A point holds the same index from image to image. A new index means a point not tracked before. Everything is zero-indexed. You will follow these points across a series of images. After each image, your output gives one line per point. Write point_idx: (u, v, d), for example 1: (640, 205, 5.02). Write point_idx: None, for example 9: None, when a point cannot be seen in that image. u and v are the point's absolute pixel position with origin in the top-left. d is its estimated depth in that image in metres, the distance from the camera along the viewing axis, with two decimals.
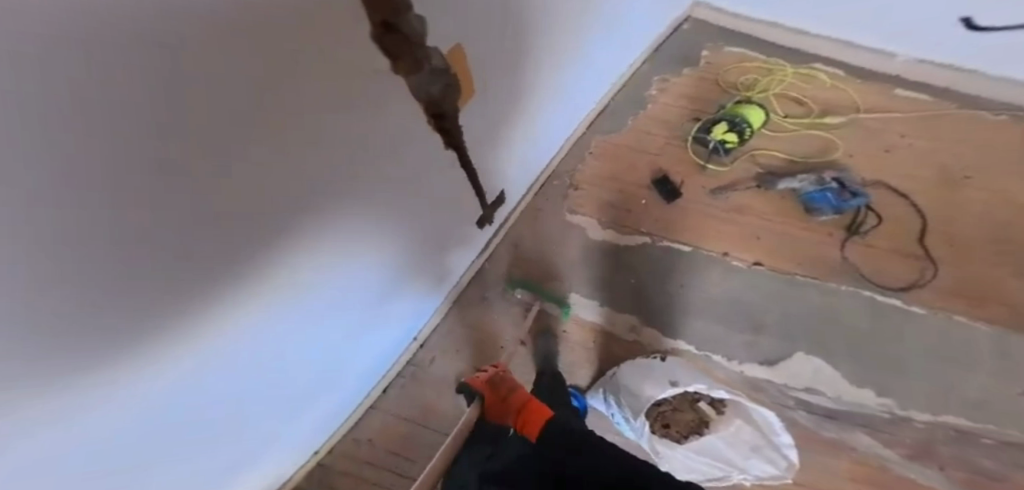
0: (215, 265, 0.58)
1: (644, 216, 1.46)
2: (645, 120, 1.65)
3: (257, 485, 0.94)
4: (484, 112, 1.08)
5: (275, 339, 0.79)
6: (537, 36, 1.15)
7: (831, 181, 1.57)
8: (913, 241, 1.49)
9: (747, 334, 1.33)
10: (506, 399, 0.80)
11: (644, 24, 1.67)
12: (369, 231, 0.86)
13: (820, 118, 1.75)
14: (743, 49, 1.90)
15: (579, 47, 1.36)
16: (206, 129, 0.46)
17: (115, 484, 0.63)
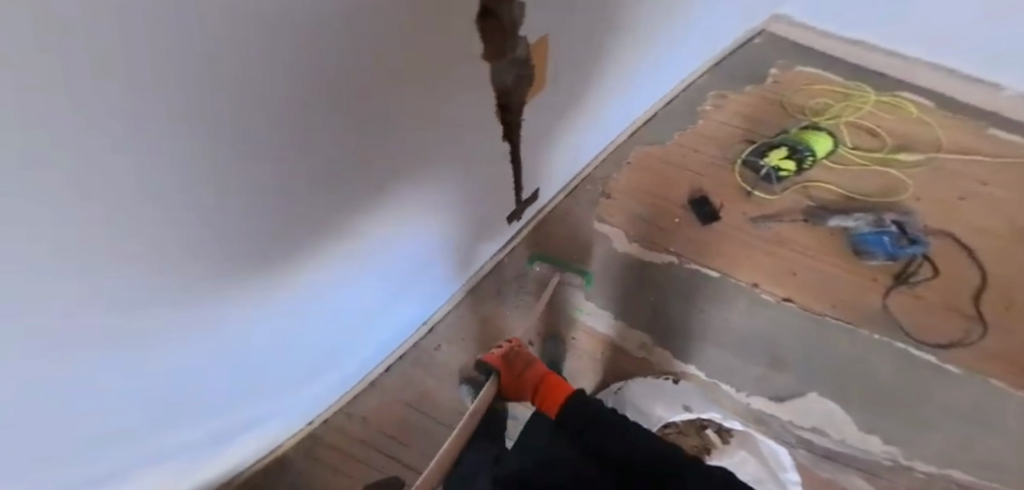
0: (222, 221, 0.53)
1: (676, 235, 1.41)
2: (692, 136, 1.59)
3: (253, 446, 0.92)
4: (552, 107, 1.07)
5: (300, 313, 0.81)
6: (613, 34, 1.14)
7: (890, 225, 1.44)
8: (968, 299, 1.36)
9: (762, 368, 1.26)
10: (523, 378, 0.95)
11: (711, 35, 1.62)
12: (397, 209, 0.85)
13: (893, 153, 1.60)
14: (818, 70, 1.78)
15: (643, 51, 1.33)
16: (232, 71, 0.42)
17: (128, 419, 0.62)
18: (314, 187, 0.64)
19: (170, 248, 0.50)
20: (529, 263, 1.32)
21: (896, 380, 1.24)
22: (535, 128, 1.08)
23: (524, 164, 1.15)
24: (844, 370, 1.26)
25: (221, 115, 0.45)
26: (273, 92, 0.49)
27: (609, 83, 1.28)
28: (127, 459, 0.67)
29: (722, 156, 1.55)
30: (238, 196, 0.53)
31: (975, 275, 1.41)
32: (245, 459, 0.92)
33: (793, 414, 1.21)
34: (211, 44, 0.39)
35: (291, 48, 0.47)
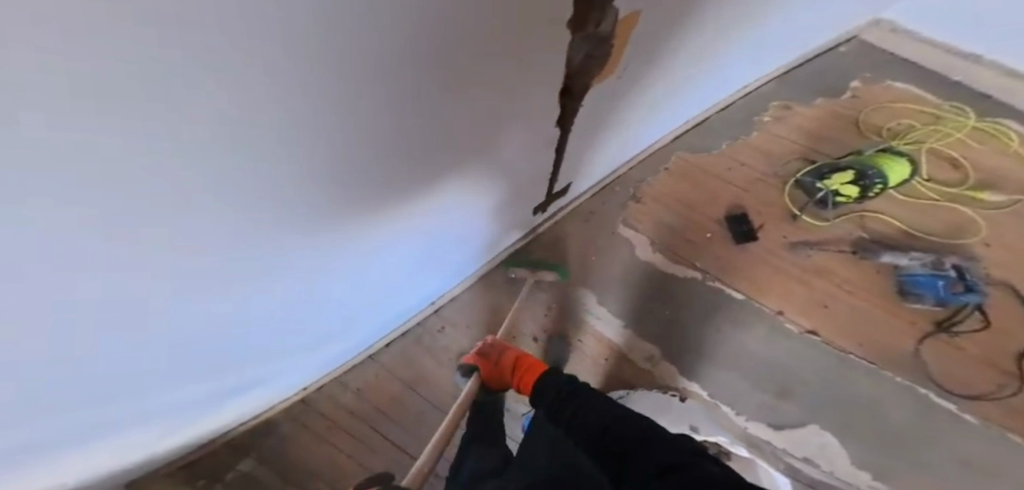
0: (223, 214, 0.51)
1: (705, 251, 1.33)
2: (743, 147, 1.47)
3: (249, 406, 0.95)
4: (612, 93, 0.93)
5: (312, 283, 0.78)
6: (702, 30, 0.99)
7: (949, 269, 1.30)
8: (1012, 357, 1.23)
9: (768, 396, 1.20)
10: (500, 364, 0.97)
11: (797, 38, 1.44)
12: (420, 205, 0.81)
13: (974, 191, 1.41)
14: (910, 86, 1.57)
15: (725, 48, 1.18)
16: (257, 90, 0.39)
17: (135, 375, 0.63)
18: (331, 184, 0.59)
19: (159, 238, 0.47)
20: (507, 267, 1.26)
21: (904, 425, 1.16)
22: (586, 122, 0.97)
23: (568, 153, 1.04)
24: (854, 415, 1.18)
25: (234, 134, 0.42)
26: (297, 116, 0.45)
27: (675, 81, 1.13)
28: (125, 410, 0.69)
29: (772, 173, 1.43)
30: (239, 203, 0.51)
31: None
32: (241, 415, 0.95)
33: (788, 442, 1.16)
34: (230, 74, 0.35)
35: (319, 75, 0.43)
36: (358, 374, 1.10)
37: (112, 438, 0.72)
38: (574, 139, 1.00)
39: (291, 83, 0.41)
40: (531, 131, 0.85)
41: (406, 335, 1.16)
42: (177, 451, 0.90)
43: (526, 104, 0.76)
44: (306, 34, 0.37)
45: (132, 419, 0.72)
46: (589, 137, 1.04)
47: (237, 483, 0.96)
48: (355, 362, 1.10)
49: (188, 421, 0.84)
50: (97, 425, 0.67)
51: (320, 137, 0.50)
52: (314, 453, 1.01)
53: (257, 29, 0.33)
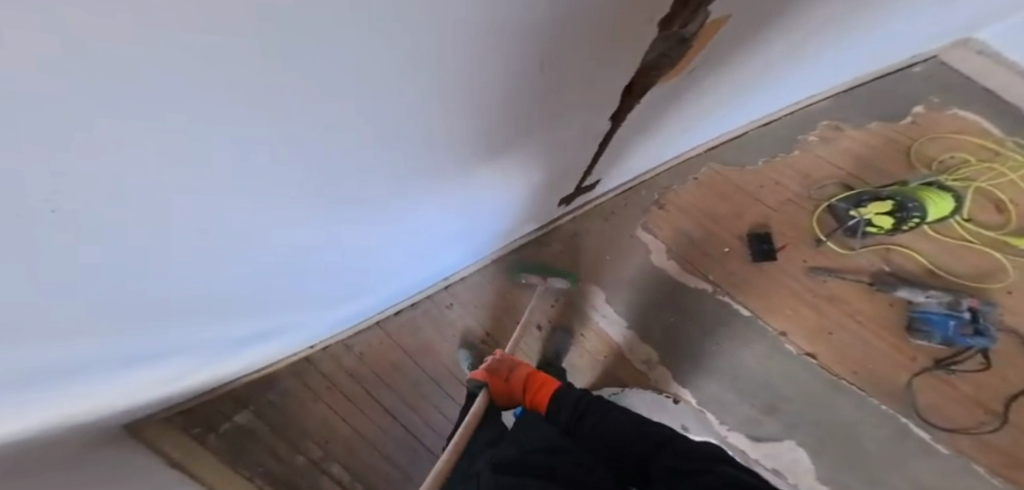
0: (264, 213, 0.50)
1: (721, 265, 1.30)
2: (780, 165, 1.39)
3: (260, 357, 0.98)
4: (667, 98, 0.81)
5: (348, 254, 0.76)
6: (791, 44, 0.87)
7: (966, 310, 1.24)
8: (1003, 400, 1.22)
9: (755, 410, 1.22)
10: (512, 380, 0.97)
11: (882, 54, 1.30)
12: (460, 189, 0.77)
13: (1013, 237, 1.34)
14: (975, 116, 1.46)
15: (805, 60, 1.05)
16: (309, 115, 0.36)
17: (161, 339, 0.64)
18: (378, 180, 0.57)
19: (204, 233, 0.47)
20: (516, 278, 1.23)
21: (878, 449, 1.19)
22: (634, 125, 0.88)
23: (607, 151, 0.97)
24: (830, 438, 1.20)
25: (266, 160, 0.40)
26: (331, 145, 0.43)
27: (745, 82, 0.99)
28: (165, 354, 0.69)
29: (805, 194, 1.37)
30: (266, 209, 0.50)
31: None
32: (251, 365, 0.99)
33: (762, 454, 1.20)
34: (268, 115, 0.34)
35: (356, 115, 0.40)
36: (362, 340, 1.14)
37: (142, 381, 0.74)
38: (619, 134, 0.90)
39: (328, 120, 0.39)
40: (570, 138, 0.78)
41: (415, 307, 1.18)
42: (193, 393, 0.94)
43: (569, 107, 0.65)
44: (349, 82, 0.34)
45: (169, 360, 0.73)
46: (630, 138, 0.97)
47: (231, 434, 1.05)
48: (363, 326, 1.12)
49: (211, 365, 0.87)
50: (128, 375, 0.68)
51: (360, 157, 0.49)
52: (308, 409, 1.10)
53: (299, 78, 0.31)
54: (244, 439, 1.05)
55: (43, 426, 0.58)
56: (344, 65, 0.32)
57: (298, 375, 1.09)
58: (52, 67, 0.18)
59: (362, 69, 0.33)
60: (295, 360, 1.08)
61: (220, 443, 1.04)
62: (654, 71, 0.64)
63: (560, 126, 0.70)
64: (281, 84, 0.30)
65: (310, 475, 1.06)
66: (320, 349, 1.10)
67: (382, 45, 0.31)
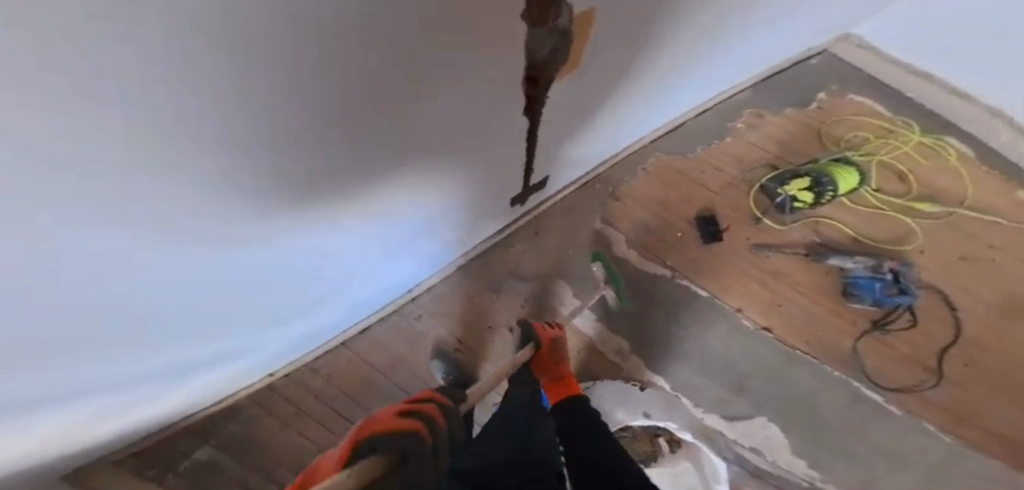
0: (227, 208, 0.53)
1: (676, 249, 1.39)
2: (716, 153, 1.51)
3: (219, 385, 0.96)
4: (581, 90, 0.88)
5: (304, 260, 0.78)
6: (688, 35, 0.97)
7: (887, 272, 1.39)
8: (932, 353, 1.36)
9: (725, 390, 1.28)
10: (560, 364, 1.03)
11: (779, 48, 1.47)
12: (417, 187, 0.81)
13: (915, 202, 1.53)
14: (868, 99, 1.66)
15: (707, 57, 1.18)
16: (263, 95, 0.39)
17: (124, 357, 0.65)
18: (327, 171, 0.58)
19: (173, 227, 0.50)
20: (592, 260, 1.34)
21: (837, 416, 1.28)
22: (564, 113, 0.93)
23: (539, 147, 1.01)
24: (791, 406, 1.28)
25: (216, 150, 0.42)
26: (276, 129, 0.45)
27: (658, 77, 1.09)
28: (117, 379, 0.68)
29: (741, 177, 1.49)
30: (215, 212, 0.52)
31: (950, 328, 1.39)
32: (209, 395, 0.97)
33: (738, 433, 1.25)
34: (212, 91, 0.35)
35: (294, 90, 0.42)
36: (331, 361, 1.12)
37: (104, 410, 0.74)
38: (544, 130, 0.95)
39: (267, 98, 0.40)
40: (505, 131, 0.83)
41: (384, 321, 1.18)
42: (151, 425, 0.92)
43: (494, 91, 0.68)
44: (283, 51, 0.36)
45: (121, 389, 0.72)
46: (561, 133, 1.03)
47: (191, 471, 1.00)
48: (325, 348, 1.12)
49: (166, 393, 0.85)
50: (91, 401, 0.68)
51: (309, 146, 0.51)
52: (276, 439, 1.04)
53: (237, 47, 0.32)
54: (207, 474, 1.00)
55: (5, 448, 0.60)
56: (286, 38, 0.35)
57: (263, 404, 1.06)
58: (40, 48, 0.21)
59: (309, 39, 0.37)
60: (254, 391, 1.06)
61: (180, 481, 0.98)
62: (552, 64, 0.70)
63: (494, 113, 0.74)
64: (218, 51, 0.31)
65: None
66: (280, 377, 1.08)
67: (317, 17, 0.34)
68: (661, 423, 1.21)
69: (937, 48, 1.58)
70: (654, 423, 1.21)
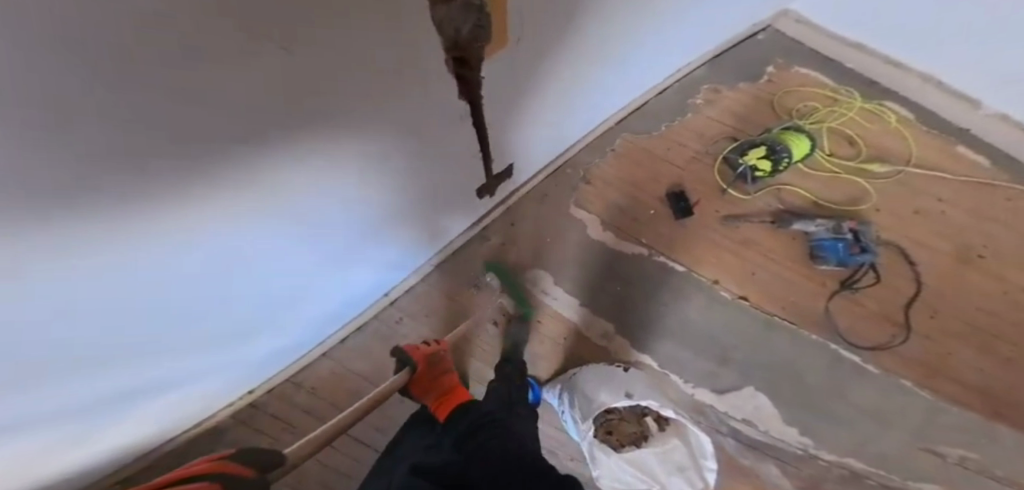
0: (177, 207, 0.56)
1: (650, 227, 1.42)
2: (679, 130, 1.57)
3: (197, 405, 0.97)
4: (514, 69, 0.90)
5: (246, 267, 0.78)
6: (610, 8, 1.02)
7: (847, 232, 1.45)
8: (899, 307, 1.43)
9: (710, 364, 1.32)
10: (437, 379, 0.94)
11: (721, 23, 1.54)
12: (367, 175, 0.83)
13: (865, 163, 1.61)
14: (813, 71, 1.75)
15: (641, 35, 1.23)
16: (191, 80, 0.42)
17: (87, 375, 0.67)
18: (263, 156, 0.60)
19: (127, 232, 0.53)
20: (484, 271, 1.29)
21: (819, 382, 1.34)
22: (509, 91, 0.95)
23: (492, 135, 1.02)
24: (774, 371, 1.33)
25: (153, 160, 0.46)
26: (207, 131, 0.49)
27: (593, 53, 1.12)
28: (63, 411, 0.68)
29: (705, 151, 1.55)
30: (151, 222, 0.55)
31: (912, 283, 1.47)
32: (187, 417, 0.98)
33: (729, 406, 1.31)
34: (140, 95, 0.39)
35: (212, 87, 0.45)
36: (311, 374, 1.13)
37: (72, 433, 0.75)
38: (489, 116, 0.96)
39: (188, 102, 0.44)
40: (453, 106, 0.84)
41: (362, 330, 1.19)
42: (124, 455, 0.92)
43: (429, 52, 0.68)
44: (195, 52, 0.39)
45: (68, 421, 0.72)
46: (512, 121, 1.06)
47: None
48: (306, 361, 1.13)
49: (125, 422, 0.84)
50: (58, 423, 0.70)
51: (235, 142, 0.54)
52: None
53: (146, 57, 0.35)
54: None
55: None
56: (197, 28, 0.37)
57: (247, 422, 1.07)
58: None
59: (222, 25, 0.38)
60: (235, 410, 1.07)
61: None
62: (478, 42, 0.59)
63: (421, 90, 0.75)
64: (128, 64, 0.35)
65: None
66: (260, 394, 1.09)
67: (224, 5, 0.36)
68: (643, 402, 1.15)
69: (875, 28, 1.64)
70: (635, 403, 1.15)
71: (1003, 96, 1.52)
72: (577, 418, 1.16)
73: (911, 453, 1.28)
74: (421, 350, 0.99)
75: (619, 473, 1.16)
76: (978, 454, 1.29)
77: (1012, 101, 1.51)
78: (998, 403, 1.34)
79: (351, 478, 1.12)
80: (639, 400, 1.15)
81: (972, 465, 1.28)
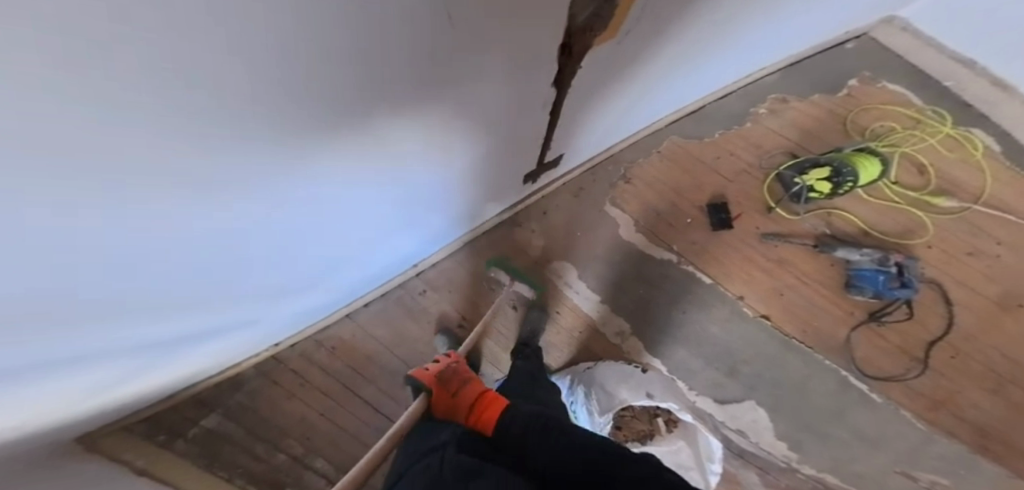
0: (218, 192, 0.57)
1: (685, 235, 1.37)
2: (735, 137, 1.46)
3: (228, 353, 1.03)
4: (609, 60, 0.85)
5: (284, 243, 0.81)
6: (713, 15, 0.92)
7: (893, 265, 1.37)
8: (921, 343, 1.38)
9: (717, 374, 1.32)
10: (456, 395, 0.92)
11: (814, 29, 1.38)
12: (411, 161, 0.81)
13: (931, 196, 1.48)
14: (902, 89, 1.58)
15: (736, 35, 1.11)
16: (244, 82, 0.41)
17: (135, 324, 0.69)
18: (308, 142, 0.59)
19: (167, 219, 0.55)
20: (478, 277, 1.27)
21: (825, 401, 1.33)
22: (586, 84, 0.90)
23: (561, 120, 1.00)
24: (780, 389, 1.33)
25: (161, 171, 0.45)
26: (250, 125, 0.48)
27: (681, 52, 1.02)
28: (117, 354, 0.73)
29: (758, 165, 1.45)
30: (192, 205, 0.56)
31: (943, 323, 1.40)
32: (216, 364, 1.05)
33: (726, 415, 1.32)
34: (186, 103, 0.39)
35: (266, 89, 0.44)
36: (332, 335, 1.20)
37: (119, 373, 0.79)
38: (568, 100, 0.93)
39: (235, 101, 0.43)
40: (517, 91, 0.79)
41: (385, 297, 1.24)
42: (150, 398, 0.99)
43: (510, 51, 0.66)
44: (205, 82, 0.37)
45: (118, 364, 0.77)
46: (582, 107, 1.00)
47: (199, 438, 1.12)
48: (328, 323, 1.19)
49: (162, 368, 0.90)
50: (109, 364, 0.74)
51: (256, 146, 0.53)
52: (283, 409, 1.16)
53: (201, 62, 0.34)
54: (218, 443, 1.12)
55: (33, 407, 0.65)
56: (248, 44, 0.36)
57: (267, 373, 1.16)
58: (29, 76, 0.24)
59: (273, 34, 0.37)
60: (256, 363, 1.15)
61: (190, 446, 1.11)
62: (589, 31, 0.70)
63: (467, 85, 0.69)
64: (176, 76, 0.34)
65: (293, 472, 1.13)
66: (284, 348, 1.16)
67: (284, 13, 0.35)
68: (664, 404, 1.18)
69: (1002, 46, 1.42)
70: (656, 404, 1.19)
71: None
72: (593, 411, 1.18)
73: (886, 473, 1.30)
74: (429, 371, 0.98)
75: None
76: (950, 480, 1.30)
77: None
78: (988, 438, 1.33)
79: (349, 434, 1.17)
80: (659, 401, 1.19)
81: None
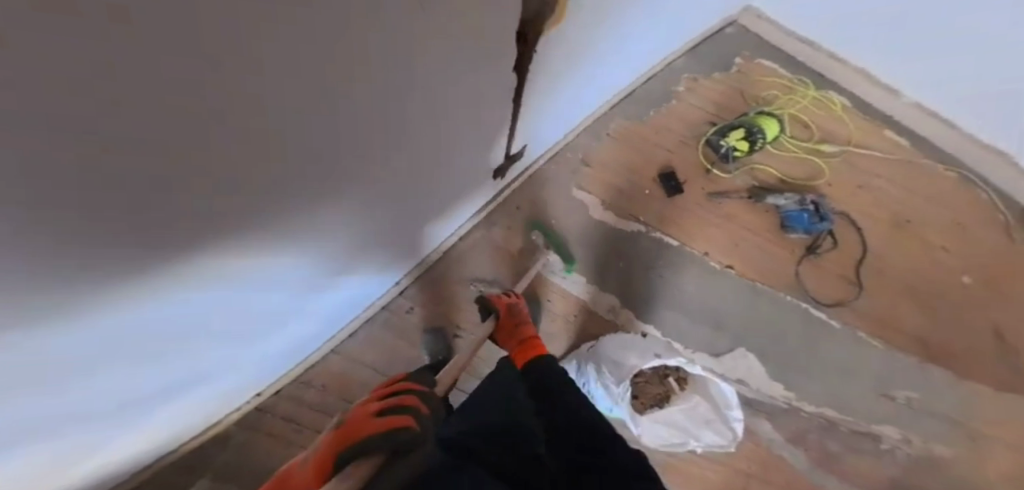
0: (227, 216, 0.61)
1: (647, 205, 1.51)
2: (666, 117, 1.68)
3: (201, 411, 0.97)
4: (554, 40, 0.99)
5: (254, 286, 0.79)
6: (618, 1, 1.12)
7: (810, 204, 1.61)
8: (852, 266, 1.61)
9: (707, 330, 1.43)
10: (516, 329, 1.03)
11: (692, 20, 1.68)
12: (363, 191, 0.84)
13: (817, 145, 1.79)
14: (774, 66, 1.94)
15: (639, 20, 1.33)
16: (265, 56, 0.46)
17: (92, 383, 0.65)
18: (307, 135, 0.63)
19: (167, 251, 0.57)
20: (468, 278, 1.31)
21: (794, 338, 1.48)
22: (540, 63, 1.02)
23: (523, 107, 1.12)
24: (758, 324, 1.47)
25: (180, 181, 0.50)
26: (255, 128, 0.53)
27: (602, 36, 1.20)
28: (77, 417, 0.68)
29: (689, 135, 1.67)
30: (172, 254, 0.59)
31: (859, 245, 1.65)
32: (192, 424, 0.98)
33: (725, 368, 1.41)
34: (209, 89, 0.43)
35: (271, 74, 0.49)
36: (318, 371, 1.16)
37: (74, 445, 0.73)
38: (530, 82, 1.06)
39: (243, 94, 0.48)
40: (492, 77, 0.90)
41: (371, 320, 1.23)
42: (120, 471, 0.92)
43: (472, 41, 0.76)
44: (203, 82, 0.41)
45: (72, 435, 0.71)
46: (535, 94, 1.12)
47: None
48: (311, 362, 1.16)
49: (130, 433, 0.84)
50: (60, 435, 0.68)
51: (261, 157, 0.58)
52: (273, 459, 1.08)
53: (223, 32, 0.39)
54: None
55: None
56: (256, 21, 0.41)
57: (255, 425, 1.09)
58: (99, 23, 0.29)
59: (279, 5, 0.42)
60: (239, 418, 1.09)
61: None
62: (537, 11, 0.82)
63: (448, 71, 0.78)
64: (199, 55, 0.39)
65: None
66: (265, 397, 1.11)
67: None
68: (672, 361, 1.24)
69: (835, 23, 1.82)
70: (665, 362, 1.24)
71: (924, 85, 1.77)
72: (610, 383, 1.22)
73: (871, 400, 1.44)
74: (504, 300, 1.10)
75: (654, 431, 1.26)
76: (919, 394, 1.47)
77: (926, 88, 1.78)
78: (930, 348, 1.53)
79: None
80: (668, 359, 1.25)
81: (916, 405, 1.45)
